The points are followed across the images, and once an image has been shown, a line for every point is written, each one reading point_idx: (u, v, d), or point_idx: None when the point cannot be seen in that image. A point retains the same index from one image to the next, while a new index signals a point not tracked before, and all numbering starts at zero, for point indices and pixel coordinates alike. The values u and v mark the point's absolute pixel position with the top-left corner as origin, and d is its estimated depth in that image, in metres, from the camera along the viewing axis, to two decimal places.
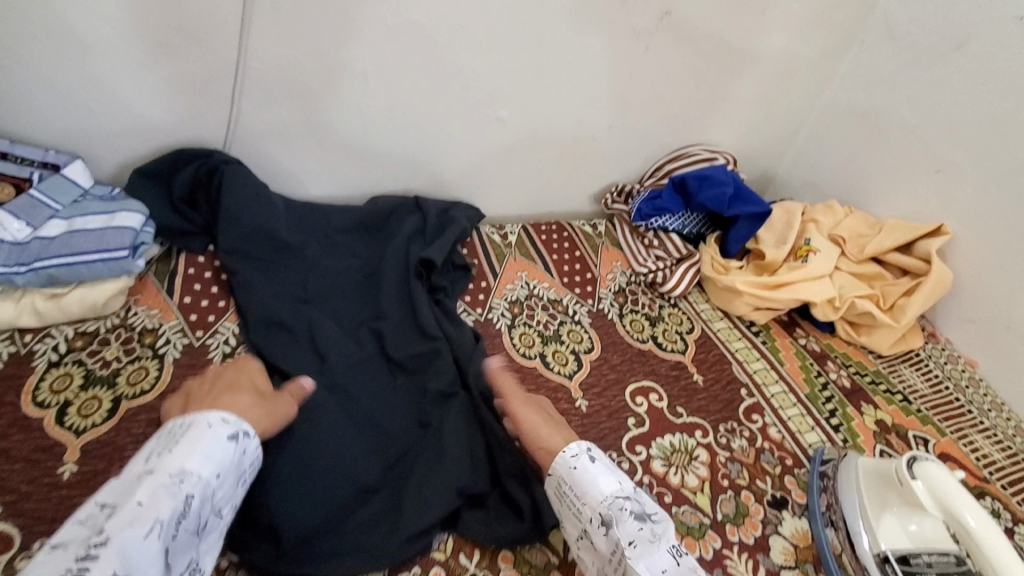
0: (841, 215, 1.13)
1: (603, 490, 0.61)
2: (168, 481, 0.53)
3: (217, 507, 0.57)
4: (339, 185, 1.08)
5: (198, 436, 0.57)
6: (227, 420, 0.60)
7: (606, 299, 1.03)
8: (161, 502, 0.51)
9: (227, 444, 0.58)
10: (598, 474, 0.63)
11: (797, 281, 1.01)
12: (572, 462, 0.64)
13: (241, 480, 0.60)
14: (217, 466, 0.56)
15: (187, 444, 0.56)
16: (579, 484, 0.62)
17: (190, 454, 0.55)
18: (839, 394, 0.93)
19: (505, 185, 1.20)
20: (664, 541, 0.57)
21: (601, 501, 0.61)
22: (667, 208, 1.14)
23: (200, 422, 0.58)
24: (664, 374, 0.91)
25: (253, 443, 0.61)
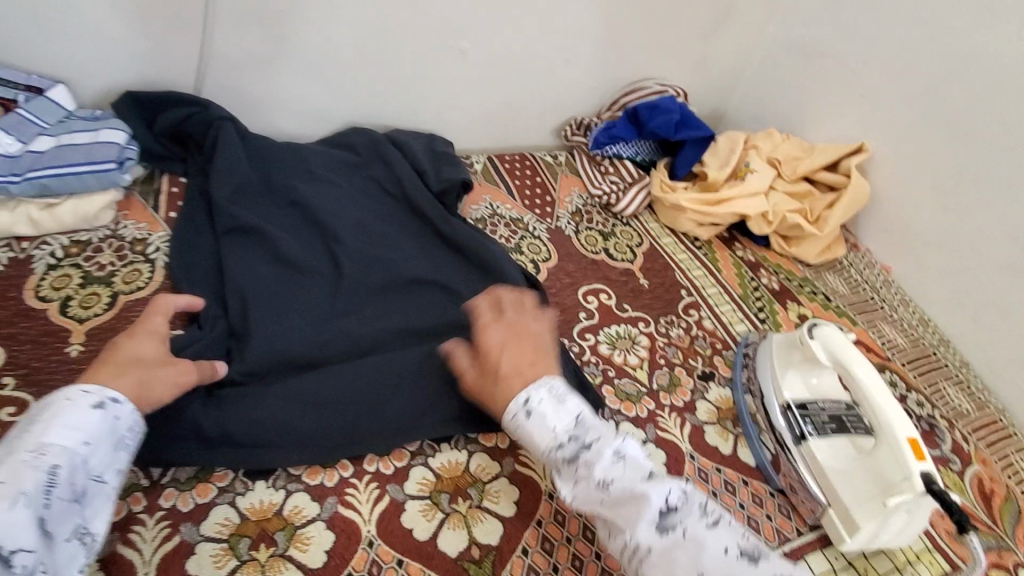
0: (778, 141, 1.23)
1: (543, 441, 0.62)
2: (27, 456, 0.50)
3: (99, 473, 0.54)
4: (310, 117, 1.13)
5: (59, 409, 0.54)
6: (90, 390, 0.57)
7: (564, 219, 1.12)
8: (20, 477, 0.48)
9: (92, 412, 0.55)
10: (534, 427, 0.62)
11: (735, 198, 1.11)
12: (511, 422, 0.64)
13: (124, 445, 0.57)
14: (84, 434, 0.54)
15: (45, 418, 0.53)
16: (524, 438, 0.64)
17: (49, 427, 0.52)
18: (769, 294, 1.06)
19: (470, 120, 1.26)
20: (596, 471, 0.58)
21: (541, 451, 0.62)
22: (621, 136, 1.23)
23: (59, 399, 0.55)
24: (614, 279, 1.01)
25: (127, 408, 0.58)
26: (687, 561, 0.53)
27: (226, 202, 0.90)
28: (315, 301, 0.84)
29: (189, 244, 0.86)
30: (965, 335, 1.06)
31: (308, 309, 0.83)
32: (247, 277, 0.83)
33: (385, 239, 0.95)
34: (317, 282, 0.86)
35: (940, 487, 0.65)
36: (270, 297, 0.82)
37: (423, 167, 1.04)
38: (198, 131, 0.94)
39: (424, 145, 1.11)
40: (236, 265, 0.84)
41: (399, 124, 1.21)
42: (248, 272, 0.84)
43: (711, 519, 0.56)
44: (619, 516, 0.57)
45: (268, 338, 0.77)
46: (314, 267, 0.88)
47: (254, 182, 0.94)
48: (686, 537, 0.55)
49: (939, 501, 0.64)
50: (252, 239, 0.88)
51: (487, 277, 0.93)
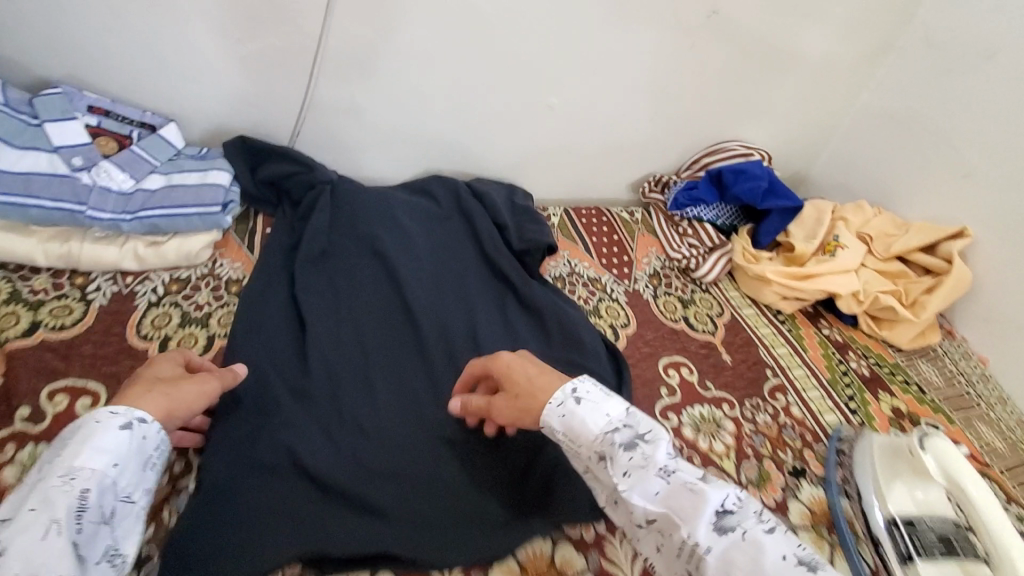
0: (869, 215, 1.18)
1: (594, 431, 0.60)
2: (58, 482, 0.51)
3: (127, 493, 0.55)
4: (395, 161, 1.14)
5: (88, 433, 0.54)
6: (116, 411, 0.57)
7: (641, 281, 1.09)
8: (54, 502, 0.49)
9: (120, 434, 0.55)
10: (585, 413, 0.62)
11: (824, 273, 1.07)
12: (558, 412, 0.62)
13: (150, 464, 0.58)
14: (112, 456, 0.54)
15: (75, 443, 0.54)
16: (570, 430, 0.62)
17: (80, 450, 0.53)
18: (858, 381, 1.00)
19: (548, 172, 1.25)
20: (654, 464, 0.57)
21: (593, 438, 0.60)
22: (702, 199, 1.20)
23: (88, 421, 0.56)
24: (694, 351, 0.97)
25: (153, 427, 0.58)
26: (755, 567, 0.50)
27: (316, 256, 0.93)
28: (397, 360, 0.83)
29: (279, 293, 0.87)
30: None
31: (391, 365, 0.82)
32: (332, 333, 0.84)
33: (467, 296, 0.95)
34: (400, 340, 0.86)
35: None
36: (354, 354, 0.82)
37: (504, 223, 1.04)
38: (297, 191, 0.97)
39: (505, 200, 1.11)
40: (320, 318, 0.85)
41: (478, 171, 1.21)
42: (332, 326, 0.85)
43: (770, 525, 0.53)
44: (676, 512, 0.55)
45: (355, 400, 0.76)
46: (398, 323, 0.88)
47: (342, 235, 0.97)
48: (746, 538, 0.52)
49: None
50: (338, 292, 0.90)
51: (569, 343, 0.90)
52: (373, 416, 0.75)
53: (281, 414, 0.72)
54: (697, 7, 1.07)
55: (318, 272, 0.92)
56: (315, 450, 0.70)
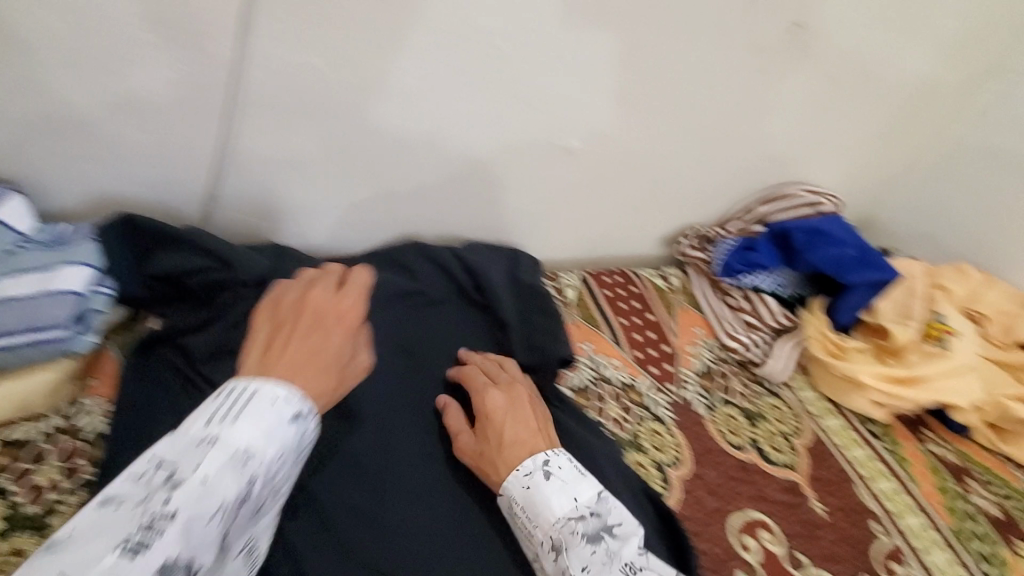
0: (977, 283, 0.91)
1: (554, 516, 0.55)
2: (235, 457, 0.42)
3: (278, 483, 0.47)
4: (354, 227, 0.85)
5: (260, 412, 0.45)
6: (289, 396, 0.47)
7: (690, 385, 0.82)
8: (227, 481, 0.41)
9: (289, 426, 0.46)
10: (551, 492, 0.57)
11: (934, 376, 0.80)
12: (521, 483, 0.58)
13: (298, 458, 0.49)
14: (279, 443, 0.45)
15: (251, 416, 0.44)
16: (530, 506, 0.57)
17: (252, 429, 0.44)
18: (991, 528, 0.74)
19: (556, 232, 0.96)
20: (618, 561, 0.52)
21: (553, 523, 0.55)
22: (761, 264, 0.93)
23: (257, 392, 0.46)
24: (777, 502, 0.70)
25: (310, 425, 0.48)
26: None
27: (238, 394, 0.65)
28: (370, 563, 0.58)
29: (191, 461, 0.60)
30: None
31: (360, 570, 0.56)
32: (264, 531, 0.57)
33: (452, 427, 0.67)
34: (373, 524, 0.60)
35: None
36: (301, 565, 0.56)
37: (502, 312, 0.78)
38: (200, 289, 0.68)
39: (506, 275, 0.83)
40: None
41: (469, 234, 0.92)
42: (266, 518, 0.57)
43: None
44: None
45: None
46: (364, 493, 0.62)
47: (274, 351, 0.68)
48: None
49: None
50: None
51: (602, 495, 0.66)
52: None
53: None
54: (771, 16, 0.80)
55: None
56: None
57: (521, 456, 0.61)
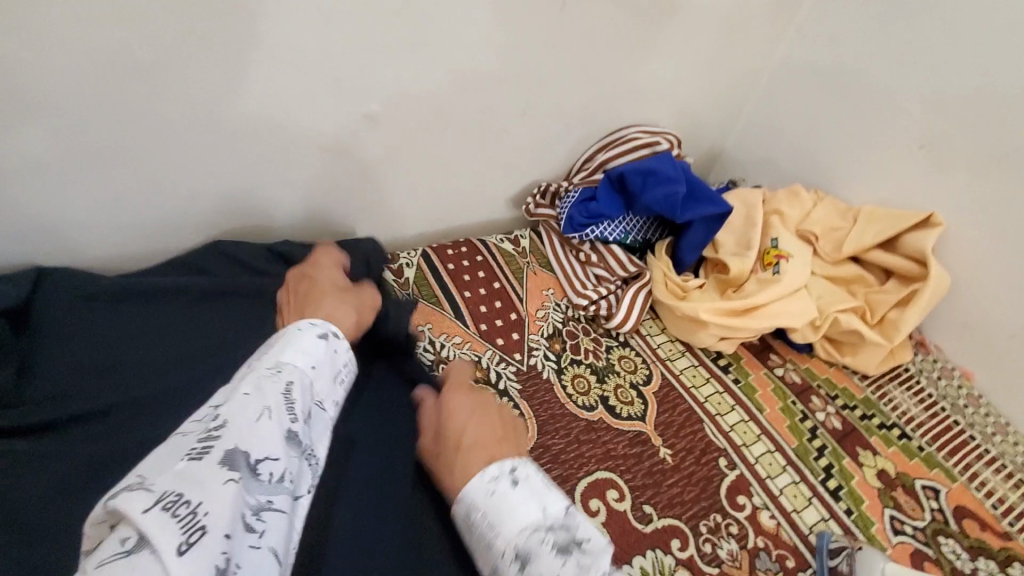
0: (808, 204, 0.93)
1: (516, 525, 0.45)
2: (268, 371, 0.45)
3: (322, 400, 0.49)
4: (136, 234, 0.73)
5: (291, 339, 0.50)
6: (314, 323, 0.54)
7: (538, 350, 0.79)
8: (268, 387, 0.43)
9: (318, 342, 0.51)
10: (519, 499, 0.47)
11: (769, 302, 0.81)
12: (486, 489, 0.48)
13: (338, 378, 0.52)
14: (311, 359, 0.49)
15: (280, 344, 0.49)
16: (492, 511, 0.47)
17: (283, 349, 0.48)
18: (831, 442, 0.76)
19: (387, 205, 0.88)
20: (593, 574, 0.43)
21: (517, 532, 0.45)
22: (604, 214, 0.90)
23: (285, 330, 0.52)
24: (623, 457, 0.68)
25: (343, 344, 0.54)
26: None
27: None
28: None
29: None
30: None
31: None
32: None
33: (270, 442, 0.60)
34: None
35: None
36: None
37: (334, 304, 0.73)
38: None
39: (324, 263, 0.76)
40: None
41: (286, 223, 0.82)
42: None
43: None
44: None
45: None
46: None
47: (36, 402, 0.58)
48: None
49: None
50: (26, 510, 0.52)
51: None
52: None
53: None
54: None
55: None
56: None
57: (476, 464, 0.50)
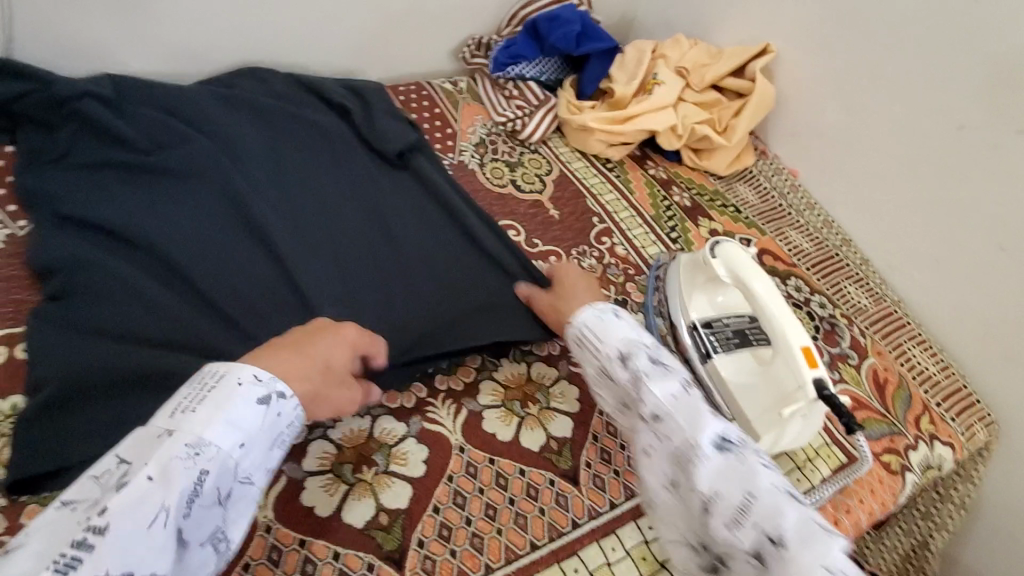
0: (686, 48, 1.17)
1: (617, 338, 0.66)
2: (184, 452, 0.46)
3: (244, 475, 0.50)
4: (160, 60, 0.97)
5: (223, 401, 0.49)
6: (260, 379, 0.52)
7: (466, 151, 1.05)
8: (174, 480, 0.45)
9: (256, 409, 0.51)
10: (619, 327, 0.68)
11: (643, 113, 1.06)
12: (597, 315, 0.69)
13: (276, 443, 0.53)
14: (241, 435, 0.49)
15: (212, 406, 0.48)
16: (599, 332, 0.67)
17: (211, 422, 0.48)
18: (680, 212, 1.04)
19: (351, 50, 1.11)
20: (675, 375, 0.63)
21: (620, 342, 0.66)
22: (522, 55, 1.14)
23: (230, 378, 0.51)
24: (522, 213, 0.96)
25: (290, 404, 0.53)
26: (739, 478, 0.55)
27: (81, 176, 0.80)
28: (219, 263, 0.75)
29: (52, 223, 0.74)
30: (884, 236, 1.02)
31: (217, 262, 0.75)
32: (130, 258, 0.73)
33: (277, 189, 0.85)
34: (222, 252, 0.76)
35: (830, 391, 0.65)
36: (166, 274, 0.73)
37: (327, 130, 0.95)
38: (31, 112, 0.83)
39: (298, 83, 1.01)
40: (85, 235, 0.74)
41: (271, 59, 1.06)
42: (128, 246, 0.73)
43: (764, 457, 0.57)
44: (682, 415, 0.59)
45: (189, 308, 0.70)
46: (204, 226, 0.78)
47: (107, 150, 0.83)
48: (740, 460, 0.56)
49: (829, 405, 0.64)
50: (125, 203, 0.78)
51: (457, 234, 0.87)
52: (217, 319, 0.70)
53: (100, 348, 0.65)
54: None
55: (91, 190, 0.78)
56: (124, 377, 0.63)
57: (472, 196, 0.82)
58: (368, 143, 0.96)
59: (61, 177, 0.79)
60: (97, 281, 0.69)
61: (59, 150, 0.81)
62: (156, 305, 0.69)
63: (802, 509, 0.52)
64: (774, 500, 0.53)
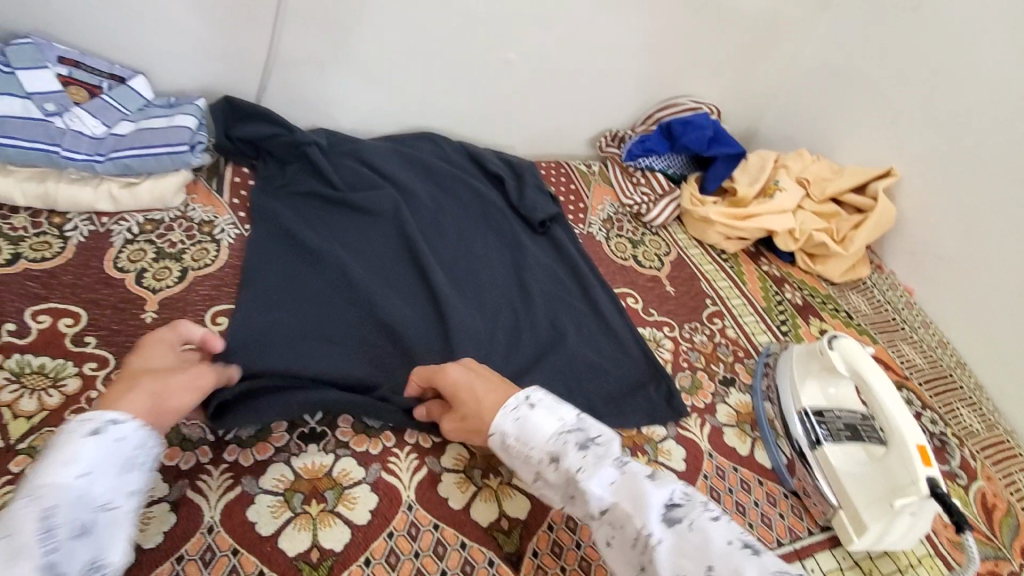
0: (808, 161, 1.27)
1: (544, 436, 0.64)
2: (24, 501, 0.48)
3: (106, 502, 0.51)
4: (361, 118, 1.19)
5: (51, 452, 0.51)
6: (87, 419, 0.54)
7: (595, 225, 1.17)
8: (20, 524, 0.47)
9: (87, 443, 0.52)
10: (538, 419, 0.65)
11: (763, 214, 1.16)
12: (513, 417, 0.65)
13: (130, 466, 0.54)
14: (80, 467, 0.51)
15: (46, 460, 0.51)
16: (524, 433, 0.64)
17: (47, 468, 0.50)
18: (792, 308, 1.09)
19: (508, 127, 1.31)
20: (607, 458, 0.63)
21: (547, 441, 0.64)
22: (654, 149, 1.28)
23: (61, 433, 0.53)
24: (641, 285, 1.05)
25: (128, 427, 0.55)
26: (695, 552, 0.55)
27: (291, 202, 0.99)
28: (388, 288, 0.90)
29: (271, 230, 0.93)
30: (998, 364, 1.05)
31: (386, 287, 0.90)
32: (319, 269, 0.89)
33: (437, 235, 1.02)
34: (395, 280, 0.92)
35: (942, 491, 0.68)
36: (343, 285, 0.88)
37: (485, 195, 1.11)
38: (275, 150, 1.03)
39: (459, 145, 1.20)
40: (288, 247, 0.91)
41: (444, 126, 1.26)
42: (327, 255, 0.90)
43: (714, 512, 0.58)
44: (627, 501, 0.59)
45: (361, 318, 0.84)
46: (379, 256, 0.95)
47: (319, 180, 1.03)
48: (692, 528, 0.57)
49: (942, 504, 0.67)
50: (327, 224, 0.97)
51: (582, 302, 0.97)
52: (385, 328, 0.83)
53: (291, 335, 0.79)
54: None
55: (302, 211, 0.98)
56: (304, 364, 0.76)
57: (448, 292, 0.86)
58: (516, 211, 1.11)
59: (274, 198, 0.99)
60: (301, 282, 0.86)
61: (285, 180, 1.02)
62: (341, 309, 0.85)
63: (761, 564, 0.53)
64: (731, 566, 0.53)
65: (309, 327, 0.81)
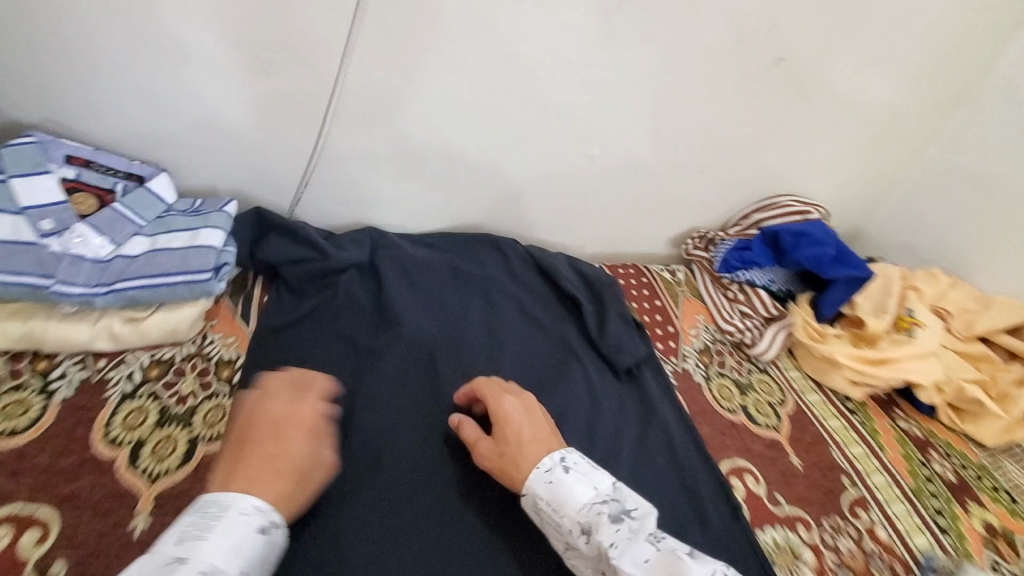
0: (944, 286, 1.06)
1: (576, 505, 0.57)
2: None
3: None
4: (416, 216, 1.01)
5: (228, 530, 0.48)
6: (260, 508, 0.51)
7: (690, 359, 0.95)
8: None
9: (256, 537, 0.50)
10: (573, 483, 0.59)
11: (903, 358, 0.94)
12: (545, 479, 0.60)
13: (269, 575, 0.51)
14: (244, 562, 0.48)
15: (218, 536, 0.47)
16: (556, 499, 0.58)
17: (219, 549, 0.47)
18: (945, 489, 0.86)
19: (584, 227, 1.10)
20: (642, 535, 0.56)
21: (579, 510, 0.57)
22: (756, 261, 1.05)
23: (230, 509, 0.50)
24: (758, 453, 0.84)
25: (280, 535, 0.52)
26: None
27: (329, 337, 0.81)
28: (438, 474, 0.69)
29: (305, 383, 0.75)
30: None
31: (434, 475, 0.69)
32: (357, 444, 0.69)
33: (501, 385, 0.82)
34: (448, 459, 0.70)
35: None
36: (390, 472, 0.68)
37: (559, 328, 0.93)
38: (294, 278, 0.84)
39: (523, 252, 1.02)
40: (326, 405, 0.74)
41: (507, 226, 1.07)
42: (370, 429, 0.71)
43: None
44: None
45: (410, 527, 0.64)
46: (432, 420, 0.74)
47: (369, 305, 0.86)
48: None
49: None
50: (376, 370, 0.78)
51: (684, 494, 0.75)
52: (440, 544, 0.63)
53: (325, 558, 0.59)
54: (761, 53, 0.91)
55: (343, 351, 0.80)
56: None
57: (531, 438, 0.65)
58: (594, 347, 0.91)
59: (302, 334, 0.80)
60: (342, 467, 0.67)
61: (322, 305, 0.83)
62: (386, 512, 0.64)
63: None
64: None
65: (344, 542, 0.61)
